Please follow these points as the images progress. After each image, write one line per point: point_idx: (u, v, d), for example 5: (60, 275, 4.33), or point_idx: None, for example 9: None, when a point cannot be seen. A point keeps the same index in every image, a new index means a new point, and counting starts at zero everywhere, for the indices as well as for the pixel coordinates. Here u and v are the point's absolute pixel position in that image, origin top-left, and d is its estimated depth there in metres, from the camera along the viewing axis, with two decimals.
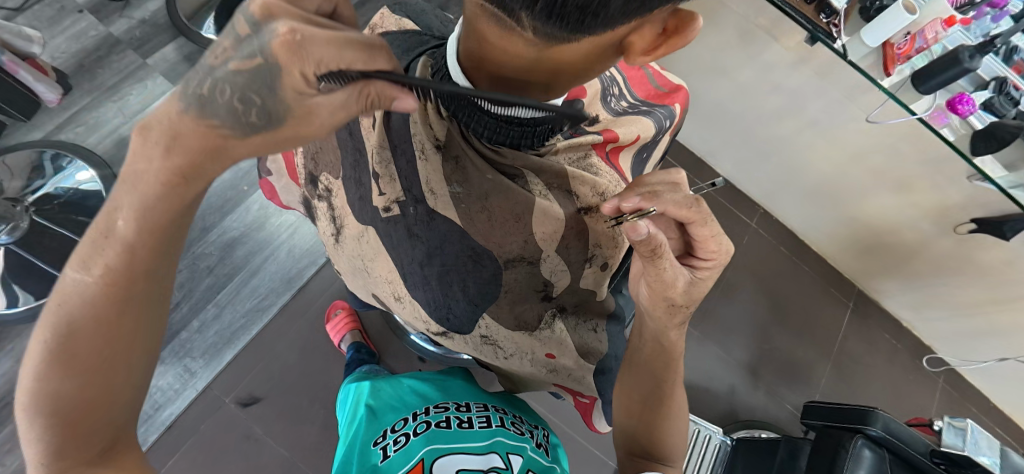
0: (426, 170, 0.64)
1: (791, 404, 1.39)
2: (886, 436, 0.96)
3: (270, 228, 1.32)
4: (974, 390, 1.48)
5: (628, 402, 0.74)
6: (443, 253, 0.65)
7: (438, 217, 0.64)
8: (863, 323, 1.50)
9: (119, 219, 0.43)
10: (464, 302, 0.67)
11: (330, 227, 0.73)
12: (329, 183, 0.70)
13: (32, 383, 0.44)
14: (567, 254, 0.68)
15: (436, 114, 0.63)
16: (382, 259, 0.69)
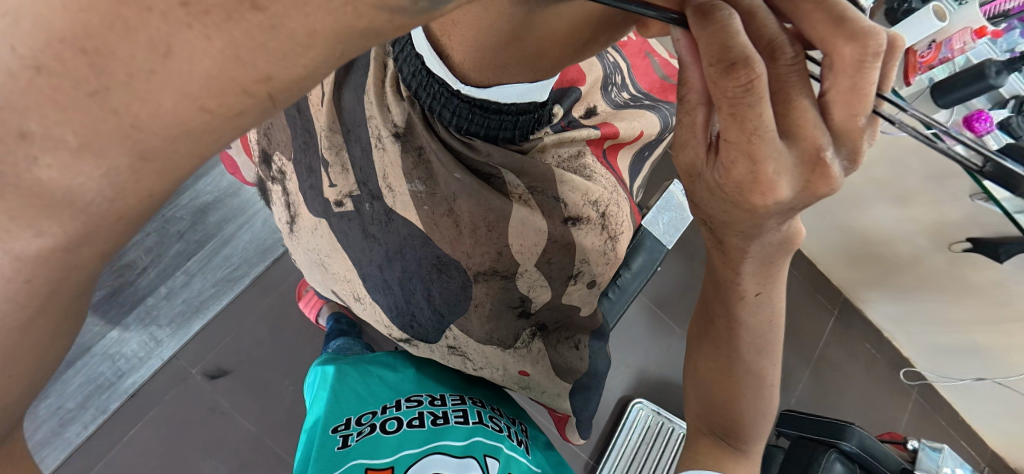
0: (382, 164, 0.62)
1: None
2: (859, 452, 0.95)
3: (247, 195, 1.25)
4: (944, 403, 1.50)
5: (701, 363, 0.64)
6: (404, 260, 0.64)
7: (396, 219, 0.63)
8: (846, 331, 1.49)
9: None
10: (429, 310, 0.66)
11: (284, 213, 0.72)
12: (283, 165, 0.69)
13: None
14: (540, 267, 0.63)
15: (396, 95, 0.60)
16: (339, 256, 0.69)
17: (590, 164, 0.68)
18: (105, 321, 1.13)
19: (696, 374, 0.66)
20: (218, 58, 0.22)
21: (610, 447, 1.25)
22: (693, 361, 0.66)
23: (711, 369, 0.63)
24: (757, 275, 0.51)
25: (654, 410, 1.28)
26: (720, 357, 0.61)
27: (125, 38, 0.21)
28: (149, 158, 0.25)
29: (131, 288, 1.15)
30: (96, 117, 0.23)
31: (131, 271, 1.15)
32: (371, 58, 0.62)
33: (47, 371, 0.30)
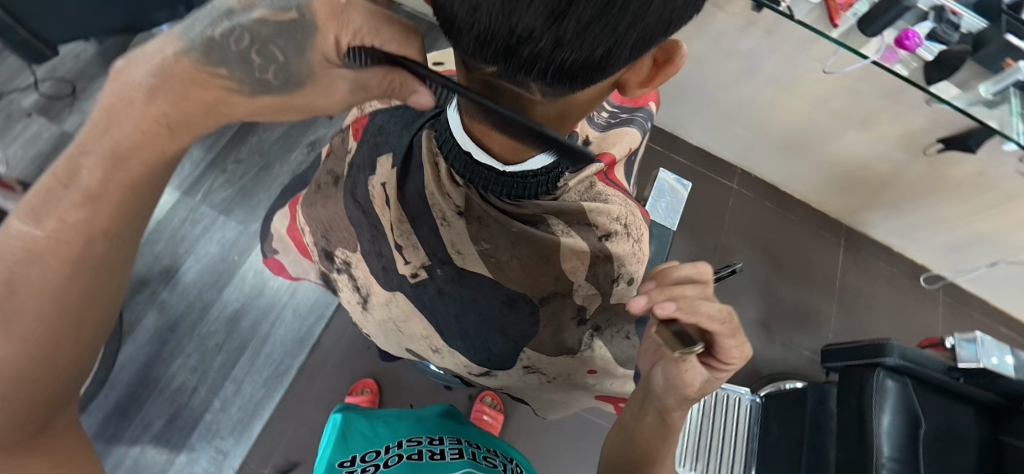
0: (452, 237, 0.65)
1: (808, 349, 1.42)
2: (903, 363, 0.99)
3: (270, 293, 1.31)
4: (970, 296, 1.55)
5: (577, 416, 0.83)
6: (478, 306, 0.68)
7: (474, 276, 0.66)
8: (857, 257, 1.54)
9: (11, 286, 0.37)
10: (504, 341, 0.70)
11: (353, 295, 0.76)
12: (347, 257, 0.71)
13: None
14: (596, 286, 0.69)
15: (451, 182, 0.64)
16: (414, 320, 0.72)
17: (603, 191, 0.76)
18: (171, 448, 1.18)
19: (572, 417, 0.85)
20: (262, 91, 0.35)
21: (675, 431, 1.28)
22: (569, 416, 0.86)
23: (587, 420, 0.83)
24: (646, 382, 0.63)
25: None
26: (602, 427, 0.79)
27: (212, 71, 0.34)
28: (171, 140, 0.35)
29: (187, 410, 1.21)
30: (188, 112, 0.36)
31: (184, 393, 1.22)
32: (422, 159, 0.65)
33: None
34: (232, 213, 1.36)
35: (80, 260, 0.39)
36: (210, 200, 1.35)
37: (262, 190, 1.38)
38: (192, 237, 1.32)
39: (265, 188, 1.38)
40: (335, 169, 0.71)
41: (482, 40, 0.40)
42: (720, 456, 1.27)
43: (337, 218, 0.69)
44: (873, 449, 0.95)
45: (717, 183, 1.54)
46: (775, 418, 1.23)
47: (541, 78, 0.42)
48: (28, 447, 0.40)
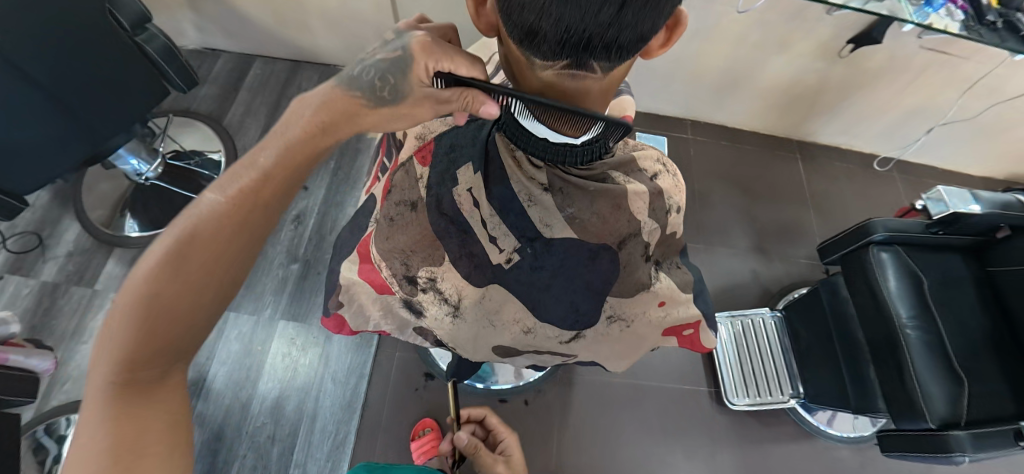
0: (539, 216, 0.55)
1: (804, 257, 1.53)
2: (891, 233, 1.11)
3: (304, 370, 1.31)
4: (918, 167, 1.71)
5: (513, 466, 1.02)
6: (571, 271, 0.56)
7: (563, 244, 0.55)
8: (815, 164, 1.68)
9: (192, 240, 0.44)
10: (591, 300, 0.58)
11: (442, 309, 0.61)
12: (432, 272, 0.59)
13: None
14: (673, 218, 0.60)
15: (529, 164, 0.55)
16: (507, 308, 0.60)
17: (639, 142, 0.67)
18: None
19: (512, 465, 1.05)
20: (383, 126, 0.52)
21: (720, 369, 1.38)
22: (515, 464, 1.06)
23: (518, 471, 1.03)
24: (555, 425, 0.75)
25: (731, 316, 1.43)
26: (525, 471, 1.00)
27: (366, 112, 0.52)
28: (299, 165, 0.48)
29: None
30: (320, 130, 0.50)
31: None
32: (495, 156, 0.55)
33: None
34: (241, 306, 1.36)
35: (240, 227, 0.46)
36: None
37: (263, 275, 1.39)
38: (209, 343, 1.31)
39: (265, 273, 1.39)
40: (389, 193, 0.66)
41: (555, 37, 0.40)
42: (766, 377, 1.37)
43: (421, 239, 0.56)
44: (890, 314, 1.07)
45: (674, 139, 1.66)
46: (800, 325, 1.35)
47: (614, 50, 0.41)
48: (128, 406, 0.44)
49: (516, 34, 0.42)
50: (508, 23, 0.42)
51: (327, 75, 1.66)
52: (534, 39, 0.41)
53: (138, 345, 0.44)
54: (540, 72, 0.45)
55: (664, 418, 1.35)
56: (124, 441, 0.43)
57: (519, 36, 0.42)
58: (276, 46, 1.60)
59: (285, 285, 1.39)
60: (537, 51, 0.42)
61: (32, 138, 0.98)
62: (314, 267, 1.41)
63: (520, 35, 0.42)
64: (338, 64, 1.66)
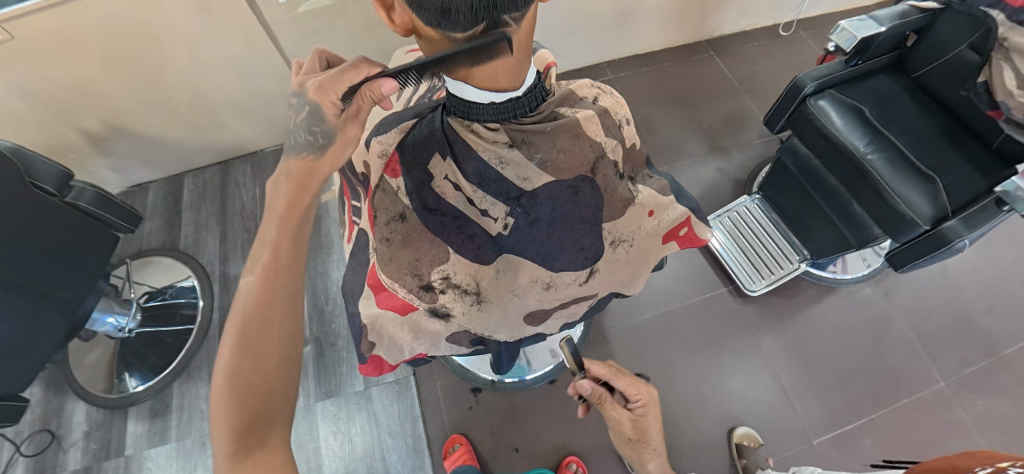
0: (514, 173, 0.55)
1: (756, 138, 1.60)
2: (818, 82, 1.20)
3: (359, 438, 1.31)
4: (818, 18, 1.80)
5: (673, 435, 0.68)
6: (565, 214, 0.59)
7: (547, 188, 0.57)
8: (730, 54, 1.75)
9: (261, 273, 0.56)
10: (589, 230, 0.62)
11: (466, 302, 0.64)
12: (444, 271, 0.61)
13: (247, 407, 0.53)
14: (627, 130, 0.63)
15: (487, 130, 0.55)
16: (524, 271, 0.63)
17: None
18: None
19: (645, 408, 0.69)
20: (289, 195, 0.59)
21: (729, 265, 1.44)
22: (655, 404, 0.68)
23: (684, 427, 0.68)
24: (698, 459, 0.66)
25: (718, 216, 1.50)
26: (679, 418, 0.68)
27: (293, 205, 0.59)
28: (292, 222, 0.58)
29: None
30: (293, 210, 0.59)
31: None
32: (455, 135, 0.56)
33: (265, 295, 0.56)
34: None
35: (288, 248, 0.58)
36: None
37: None
38: None
39: None
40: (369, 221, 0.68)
41: (465, 7, 0.42)
42: (772, 253, 1.44)
43: (422, 239, 0.59)
44: (849, 149, 1.15)
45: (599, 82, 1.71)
46: (779, 196, 1.42)
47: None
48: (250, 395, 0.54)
49: (431, 22, 0.44)
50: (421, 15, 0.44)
51: (258, 163, 1.66)
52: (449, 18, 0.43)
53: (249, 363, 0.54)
54: (461, 47, 0.46)
55: (702, 331, 1.40)
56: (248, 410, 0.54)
57: (434, 21, 0.44)
58: (197, 155, 1.59)
59: (306, 370, 1.38)
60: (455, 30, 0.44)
61: (8, 333, 0.96)
62: (327, 339, 1.42)
63: (435, 20, 0.44)
64: (264, 147, 1.66)
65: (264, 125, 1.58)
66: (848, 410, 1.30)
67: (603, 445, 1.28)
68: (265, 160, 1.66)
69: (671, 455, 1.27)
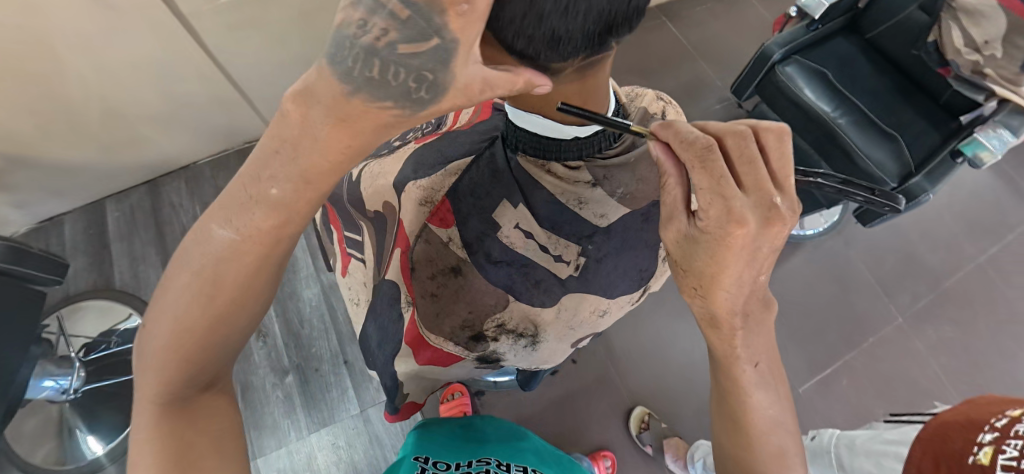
0: (591, 212, 0.54)
1: (717, 104, 1.63)
2: (784, 50, 1.21)
3: (365, 462, 1.25)
4: None
5: (752, 232, 0.44)
6: (631, 241, 0.57)
7: (621, 225, 0.55)
8: (682, 19, 1.74)
9: (272, 185, 0.46)
10: (650, 252, 0.60)
11: (520, 343, 0.63)
12: (501, 318, 0.59)
13: (170, 338, 0.51)
14: None
15: (568, 169, 0.53)
16: (586, 302, 0.61)
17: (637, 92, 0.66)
18: None
19: (702, 165, 0.44)
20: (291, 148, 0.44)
21: None
22: (712, 164, 0.44)
23: (779, 227, 0.44)
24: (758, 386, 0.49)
25: None
26: (772, 201, 0.44)
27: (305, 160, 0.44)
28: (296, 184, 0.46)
29: None
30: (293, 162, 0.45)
31: None
32: (529, 175, 0.53)
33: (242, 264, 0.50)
34: (263, 445, 1.27)
35: (311, 179, 0.46)
36: None
37: (264, 407, 1.29)
38: None
39: (265, 402, 1.30)
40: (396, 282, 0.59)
41: (575, 36, 0.42)
42: None
43: (487, 291, 0.56)
44: (818, 114, 1.19)
45: None
46: None
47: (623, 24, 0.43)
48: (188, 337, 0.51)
49: (543, 47, 0.42)
50: (529, 46, 0.42)
51: (193, 179, 1.47)
52: (565, 40, 0.42)
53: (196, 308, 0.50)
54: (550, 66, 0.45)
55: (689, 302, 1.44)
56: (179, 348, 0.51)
57: (548, 48, 0.42)
58: (119, 178, 1.39)
59: (294, 401, 1.30)
60: (562, 53, 0.43)
61: None
62: (310, 365, 1.34)
63: (549, 45, 0.42)
64: (196, 160, 1.47)
65: (194, 134, 1.38)
66: (824, 356, 1.41)
67: (612, 422, 1.35)
68: (200, 175, 1.47)
69: (677, 425, 1.35)
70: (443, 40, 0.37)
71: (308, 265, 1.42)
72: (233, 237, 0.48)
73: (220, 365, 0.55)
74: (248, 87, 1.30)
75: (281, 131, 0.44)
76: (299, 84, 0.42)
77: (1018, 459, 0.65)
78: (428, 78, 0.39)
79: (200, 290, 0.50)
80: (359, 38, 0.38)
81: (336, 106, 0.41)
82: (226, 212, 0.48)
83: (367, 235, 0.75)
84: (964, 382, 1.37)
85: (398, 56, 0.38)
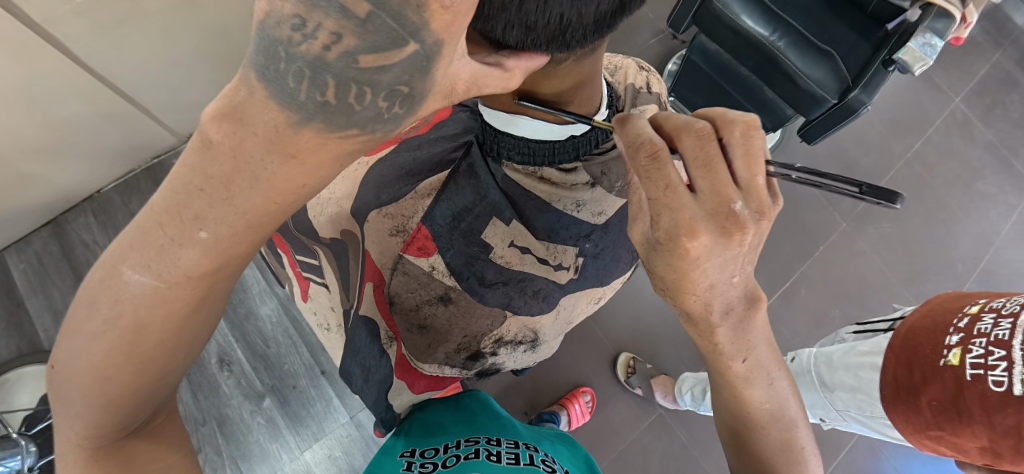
0: (588, 212, 0.59)
1: (652, 37, 1.58)
2: None
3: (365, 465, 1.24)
4: None
5: (708, 243, 0.40)
6: (616, 235, 0.62)
7: (615, 220, 0.61)
8: None
9: (201, 226, 0.37)
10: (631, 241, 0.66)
11: (521, 347, 0.68)
12: (506, 330, 0.64)
13: (87, 377, 0.42)
14: None
15: (563, 172, 0.56)
16: (581, 299, 0.67)
17: (623, 64, 0.68)
18: None
19: (647, 174, 0.41)
20: (202, 173, 0.36)
21: None
22: (659, 172, 0.41)
23: (740, 235, 0.40)
24: (745, 380, 0.50)
25: None
26: (731, 207, 0.40)
27: (230, 189, 0.36)
28: (205, 217, 0.37)
29: None
30: (205, 176, 0.36)
31: None
32: (525, 183, 0.56)
33: (175, 307, 0.41)
34: None
35: (252, 223, 0.38)
36: None
37: (246, 435, 1.23)
38: None
39: (247, 431, 1.24)
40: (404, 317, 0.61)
41: (583, 21, 0.37)
42: None
43: (492, 311, 0.60)
44: (757, 39, 1.19)
45: None
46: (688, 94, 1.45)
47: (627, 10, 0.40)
48: (108, 375, 0.42)
49: (547, 35, 0.37)
50: (531, 36, 0.37)
51: (102, 210, 1.30)
52: (567, 25, 0.37)
53: (119, 351, 0.41)
54: (548, 52, 0.40)
55: None
56: (95, 386, 0.43)
57: (553, 35, 0.37)
58: (13, 225, 1.21)
59: (276, 422, 1.24)
60: (563, 38, 0.39)
61: None
62: (285, 383, 1.27)
63: (554, 31, 0.37)
64: (100, 188, 1.30)
65: (92, 159, 1.20)
66: (783, 270, 1.49)
67: (599, 370, 1.40)
68: (110, 204, 1.31)
69: (660, 363, 1.41)
70: (420, 45, 0.29)
71: (257, 279, 1.31)
72: (152, 283, 0.39)
73: (156, 405, 0.48)
74: (142, 97, 1.13)
75: (206, 163, 0.35)
76: (222, 101, 0.33)
77: (984, 357, 0.74)
78: (404, 92, 0.32)
79: (115, 342, 0.41)
80: (303, 48, 0.29)
81: (279, 136, 0.33)
82: (140, 249, 0.39)
83: (325, 261, 0.69)
84: (902, 271, 1.49)
85: (360, 72, 0.30)
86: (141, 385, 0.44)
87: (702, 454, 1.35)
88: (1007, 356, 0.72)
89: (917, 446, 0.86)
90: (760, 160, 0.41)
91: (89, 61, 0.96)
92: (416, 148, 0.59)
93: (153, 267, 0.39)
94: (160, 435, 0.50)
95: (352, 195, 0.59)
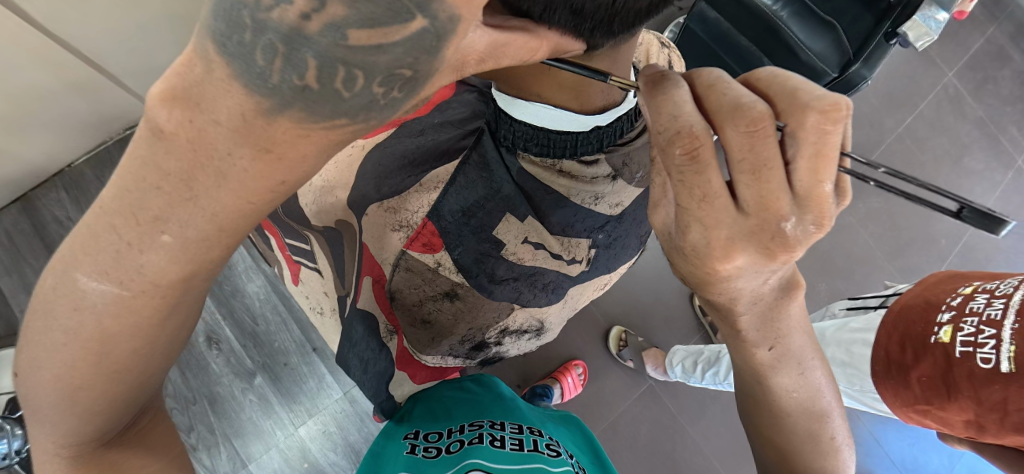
0: (607, 204, 0.58)
1: None
2: None
3: (360, 439, 1.25)
4: None
5: (742, 262, 0.41)
6: (626, 226, 0.63)
7: (630, 209, 0.61)
8: None
9: (164, 229, 0.33)
10: (637, 232, 0.67)
11: (526, 335, 0.70)
12: (517, 319, 0.65)
13: (51, 384, 0.40)
14: None
15: (583, 165, 0.55)
16: (586, 287, 0.68)
17: (651, 43, 0.66)
18: None
19: (682, 177, 0.39)
20: (154, 167, 0.31)
21: None
22: (697, 178, 0.38)
23: (786, 255, 0.40)
24: (771, 373, 0.51)
25: None
26: (778, 226, 0.39)
27: (192, 186, 0.31)
28: (165, 218, 0.33)
29: None
30: (159, 170, 0.31)
31: None
32: (544, 177, 0.54)
33: (144, 314, 0.38)
34: (249, 450, 1.21)
35: (225, 226, 0.34)
36: (221, 467, 1.20)
37: (238, 413, 1.22)
38: None
39: (238, 409, 1.23)
40: (415, 314, 0.61)
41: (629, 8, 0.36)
42: None
43: (501, 305, 0.61)
44: (759, 9, 1.20)
45: None
46: None
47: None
48: (75, 385, 0.40)
49: (592, 20, 0.35)
50: (576, 20, 0.34)
51: (74, 185, 1.24)
52: (614, 10, 0.35)
53: (84, 360, 0.39)
54: (587, 41, 0.38)
55: None
56: (61, 394, 0.41)
57: (599, 19, 0.35)
58: None
59: (267, 399, 1.24)
60: (607, 23, 0.37)
61: None
62: (276, 360, 1.26)
63: (600, 16, 0.35)
64: (70, 161, 1.23)
65: (61, 132, 1.14)
66: None
67: (590, 343, 1.41)
68: (82, 178, 1.24)
69: (650, 336, 1.42)
70: (429, 20, 0.24)
71: (243, 255, 1.26)
72: (114, 291, 0.36)
73: (129, 411, 0.46)
74: (110, 66, 1.05)
75: (160, 156, 0.31)
76: (171, 81, 0.29)
77: (975, 335, 0.76)
78: (405, 75, 0.27)
79: (80, 351, 0.39)
80: (276, 16, 0.24)
81: (247, 127, 0.29)
82: (93, 255, 0.35)
83: (316, 247, 0.67)
84: (889, 244, 1.51)
85: (350, 50, 0.25)
86: (109, 393, 0.42)
87: (690, 423, 1.39)
88: (996, 335, 0.74)
89: (903, 417, 0.88)
90: (831, 162, 0.37)
91: (47, 25, 0.88)
92: (419, 134, 0.58)
93: (112, 273, 0.36)
94: (147, 440, 0.49)
95: (351, 184, 0.58)
